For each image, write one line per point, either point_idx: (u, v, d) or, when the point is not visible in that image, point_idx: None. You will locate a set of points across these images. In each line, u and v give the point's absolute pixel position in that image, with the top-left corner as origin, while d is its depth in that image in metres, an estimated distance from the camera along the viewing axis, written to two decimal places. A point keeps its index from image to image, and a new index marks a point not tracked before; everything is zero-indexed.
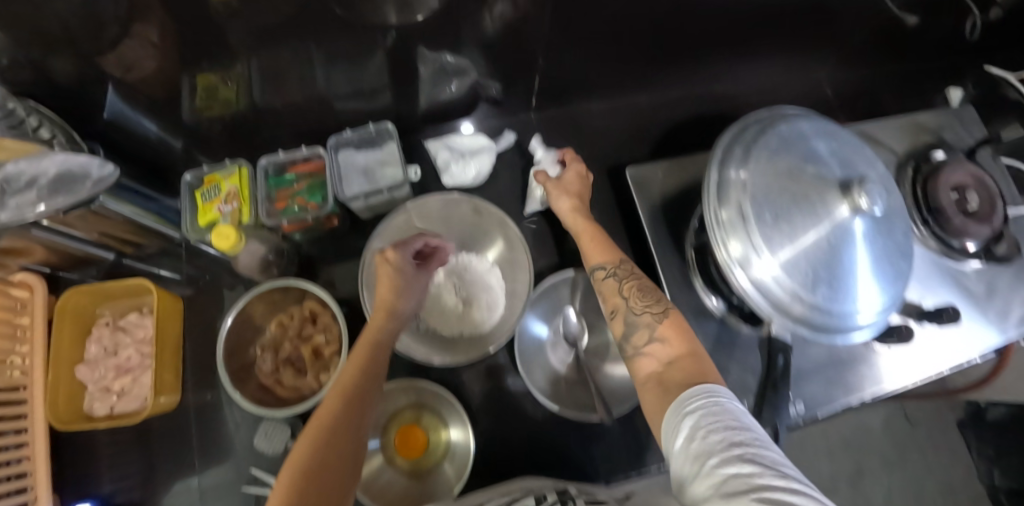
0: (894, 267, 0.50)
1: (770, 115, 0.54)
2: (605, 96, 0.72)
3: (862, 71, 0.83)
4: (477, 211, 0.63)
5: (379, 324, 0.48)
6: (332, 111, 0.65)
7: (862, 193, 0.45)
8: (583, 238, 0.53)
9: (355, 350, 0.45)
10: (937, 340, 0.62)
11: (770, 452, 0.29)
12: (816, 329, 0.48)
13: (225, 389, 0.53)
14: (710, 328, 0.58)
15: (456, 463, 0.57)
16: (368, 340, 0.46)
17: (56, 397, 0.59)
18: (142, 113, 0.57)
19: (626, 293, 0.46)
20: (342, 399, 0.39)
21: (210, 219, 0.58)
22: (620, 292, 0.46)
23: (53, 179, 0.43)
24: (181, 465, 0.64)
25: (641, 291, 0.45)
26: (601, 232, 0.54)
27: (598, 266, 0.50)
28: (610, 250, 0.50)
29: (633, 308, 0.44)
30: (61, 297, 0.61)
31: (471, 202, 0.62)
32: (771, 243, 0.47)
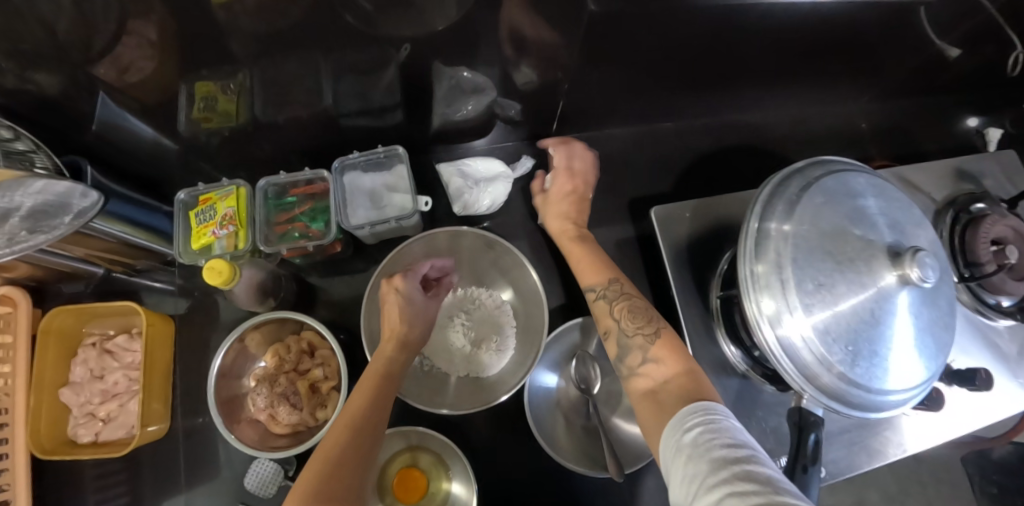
0: (938, 341, 0.46)
1: (816, 164, 0.50)
2: (630, 122, 0.68)
3: (900, 105, 0.79)
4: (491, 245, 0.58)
5: (387, 354, 0.45)
6: (338, 127, 0.60)
7: (914, 264, 0.42)
8: (573, 259, 0.50)
9: (363, 383, 0.43)
10: (966, 404, 0.59)
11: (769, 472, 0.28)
12: (849, 404, 0.44)
13: (221, 436, 0.50)
14: (731, 385, 0.54)
15: None
16: (376, 372, 0.44)
17: (39, 423, 0.56)
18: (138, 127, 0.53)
19: (616, 314, 0.44)
20: (346, 439, 0.38)
21: (204, 243, 0.54)
22: (611, 313, 0.44)
23: (27, 213, 0.38)
24: (167, 498, 0.61)
25: (632, 314, 0.43)
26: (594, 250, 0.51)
27: (590, 287, 0.47)
28: (603, 269, 0.47)
29: (627, 333, 0.42)
30: (46, 316, 0.57)
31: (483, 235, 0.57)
32: (809, 307, 0.44)
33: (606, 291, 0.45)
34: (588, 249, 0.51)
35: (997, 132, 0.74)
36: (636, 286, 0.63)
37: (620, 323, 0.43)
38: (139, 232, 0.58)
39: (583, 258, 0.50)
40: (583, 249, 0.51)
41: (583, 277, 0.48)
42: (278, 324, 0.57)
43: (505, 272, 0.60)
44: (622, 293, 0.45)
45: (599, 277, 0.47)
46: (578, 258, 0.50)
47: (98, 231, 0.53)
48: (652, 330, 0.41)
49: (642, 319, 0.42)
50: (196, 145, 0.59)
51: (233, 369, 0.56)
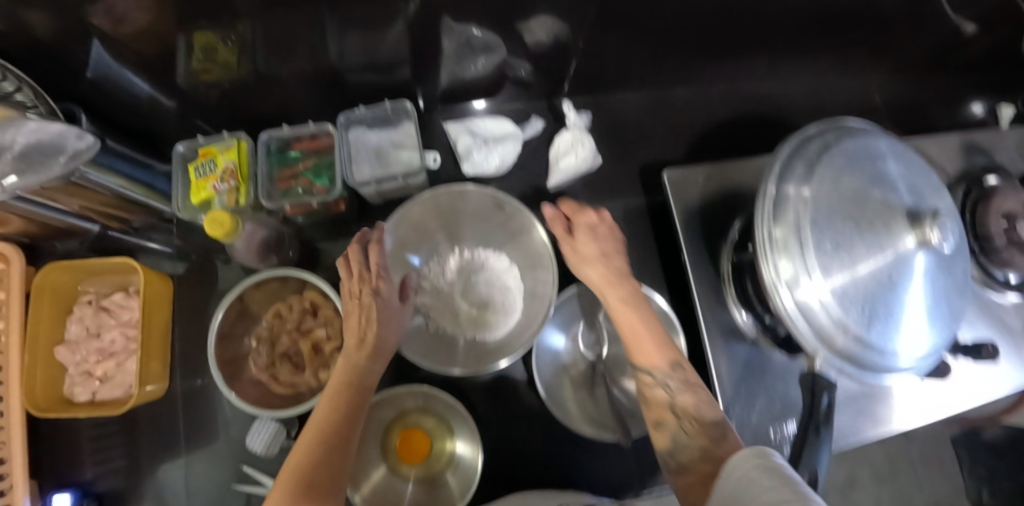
0: (952, 308, 0.46)
1: (837, 127, 0.49)
2: (643, 85, 0.66)
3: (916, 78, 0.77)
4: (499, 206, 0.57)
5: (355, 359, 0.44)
6: (343, 83, 0.58)
7: (934, 226, 0.41)
8: (628, 336, 0.46)
9: (331, 391, 0.42)
10: (969, 377, 0.58)
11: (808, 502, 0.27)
12: (862, 366, 0.44)
13: (221, 391, 0.49)
14: (741, 351, 0.53)
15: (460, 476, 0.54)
16: (343, 378, 0.43)
17: (33, 381, 0.54)
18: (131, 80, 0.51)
19: (676, 409, 0.42)
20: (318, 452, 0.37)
21: (204, 198, 0.52)
22: (671, 407, 0.42)
23: (20, 152, 0.37)
24: (167, 458, 0.60)
25: (699, 419, 0.40)
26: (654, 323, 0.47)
27: (645, 369, 0.45)
28: (662, 352, 0.44)
29: (686, 432, 0.40)
30: (39, 272, 0.56)
31: (492, 194, 0.56)
32: (827, 270, 0.43)
33: (666, 378, 0.43)
34: (640, 317, 0.47)
35: (1010, 111, 0.71)
36: (645, 251, 0.62)
37: (679, 421, 0.41)
38: (136, 187, 0.56)
39: (635, 331, 0.46)
40: (631, 311, 0.47)
41: (635, 354, 0.46)
42: (280, 284, 0.56)
43: (514, 235, 0.59)
44: (687, 386, 0.43)
45: (653, 362, 0.44)
46: (636, 332, 0.46)
47: (95, 185, 0.51)
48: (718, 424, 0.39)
49: (707, 413, 0.40)
50: (194, 99, 0.56)
51: (234, 327, 0.55)
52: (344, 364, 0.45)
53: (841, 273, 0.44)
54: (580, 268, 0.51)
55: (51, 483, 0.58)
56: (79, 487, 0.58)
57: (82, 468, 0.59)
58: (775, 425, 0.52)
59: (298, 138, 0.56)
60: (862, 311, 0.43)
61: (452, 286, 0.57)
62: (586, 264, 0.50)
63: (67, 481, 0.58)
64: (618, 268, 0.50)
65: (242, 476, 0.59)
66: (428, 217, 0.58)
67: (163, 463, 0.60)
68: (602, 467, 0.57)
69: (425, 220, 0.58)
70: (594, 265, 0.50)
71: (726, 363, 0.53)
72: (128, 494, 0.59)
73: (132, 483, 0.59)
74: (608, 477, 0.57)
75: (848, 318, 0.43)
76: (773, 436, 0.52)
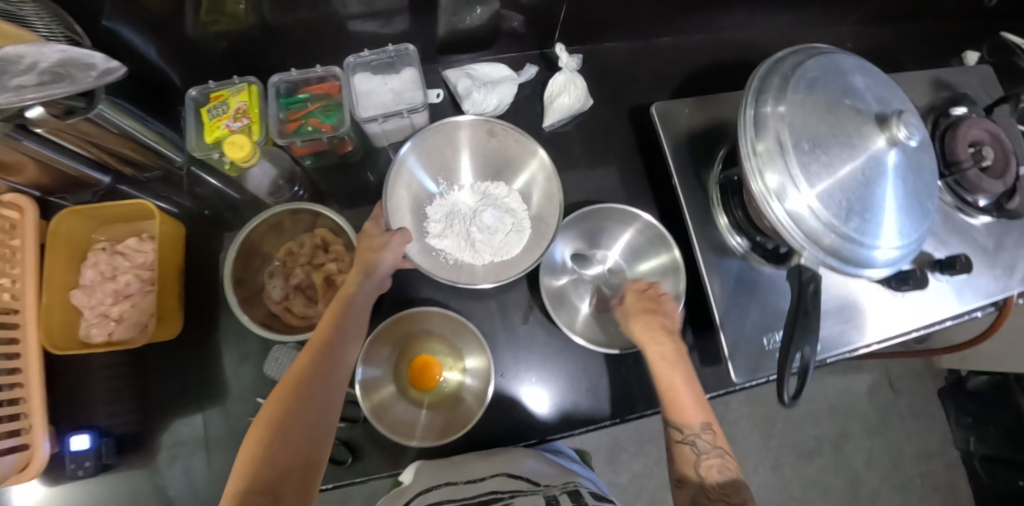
0: (922, 206, 0.50)
1: (809, 50, 0.53)
2: (629, 36, 0.70)
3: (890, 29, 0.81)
4: (491, 132, 0.61)
5: (342, 305, 0.47)
6: (344, 34, 0.61)
7: (901, 124, 0.46)
8: (679, 404, 0.45)
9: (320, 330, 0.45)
10: (947, 292, 0.62)
11: None
12: (846, 260, 0.48)
13: (231, 310, 0.52)
14: (732, 267, 0.58)
15: (475, 391, 0.58)
16: (333, 320, 0.46)
17: (50, 321, 0.57)
18: (139, 35, 0.53)
19: (702, 469, 0.41)
20: (301, 380, 0.40)
21: (217, 137, 0.54)
22: (696, 466, 0.41)
23: (53, 65, 0.39)
24: (182, 402, 0.61)
25: (721, 477, 0.40)
26: (701, 396, 0.46)
27: (675, 425, 0.44)
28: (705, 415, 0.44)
29: (708, 495, 0.39)
30: (53, 218, 0.57)
31: (487, 123, 0.59)
32: (808, 174, 0.47)
33: (695, 437, 0.43)
34: (678, 377, 0.47)
35: (973, 54, 0.76)
36: (638, 189, 0.66)
37: (703, 480, 0.41)
38: (149, 133, 0.58)
39: (675, 390, 0.46)
40: (676, 369, 0.47)
41: (671, 408, 0.45)
42: (292, 221, 0.58)
43: (508, 159, 0.64)
44: (714, 448, 0.42)
45: (689, 418, 0.44)
46: (677, 390, 0.46)
47: (112, 126, 0.53)
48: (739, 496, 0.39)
49: (731, 483, 0.40)
50: (201, 50, 0.59)
51: (249, 262, 0.57)
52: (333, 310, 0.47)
53: (822, 178, 0.47)
54: (626, 324, 0.52)
55: (65, 424, 0.59)
56: (95, 431, 0.58)
57: (95, 413, 0.59)
58: (766, 333, 0.56)
59: (305, 82, 0.59)
60: (843, 209, 0.47)
61: (462, 215, 0.62)
62: (633, 315, 0.52)
63: (82, 424, 0.59)
64: (662, 323, 0.51)
65: (260, 410, 0.61)
66: (429, 154, 0.62)
67: (179, 405, 0.61)
68: (606, 386, 0.61)
69: (428, 157, 0.62)
70: (641, 317, 0.52)
71: (720, 279, 0.57)
72: (144, 438, 0.60)
73: (148, 425, 0.60)
74: (612, 397, 0.60)
75: (831, 216, 0.47)
76: (768, 342, 0.56)
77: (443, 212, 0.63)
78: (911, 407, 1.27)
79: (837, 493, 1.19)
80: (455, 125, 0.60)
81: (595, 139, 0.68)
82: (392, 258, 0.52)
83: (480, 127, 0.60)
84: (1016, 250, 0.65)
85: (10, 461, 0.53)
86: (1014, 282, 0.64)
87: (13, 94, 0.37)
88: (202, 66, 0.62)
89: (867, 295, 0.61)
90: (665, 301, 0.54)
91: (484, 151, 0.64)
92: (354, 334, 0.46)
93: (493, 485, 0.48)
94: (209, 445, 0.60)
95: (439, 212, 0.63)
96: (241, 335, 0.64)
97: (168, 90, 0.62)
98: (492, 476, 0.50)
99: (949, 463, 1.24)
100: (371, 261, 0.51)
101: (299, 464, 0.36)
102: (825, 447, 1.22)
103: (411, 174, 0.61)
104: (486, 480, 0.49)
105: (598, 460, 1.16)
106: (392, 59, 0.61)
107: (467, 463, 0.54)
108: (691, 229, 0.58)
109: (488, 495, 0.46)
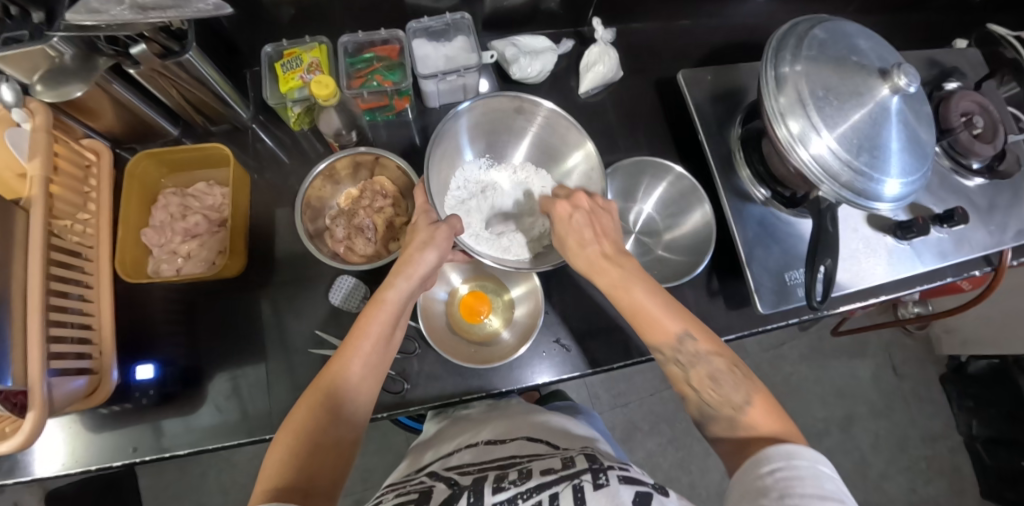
0: (921, 149, 0.57)
1: (817, 18, 0.60)
2: (654, 17, 0.77)
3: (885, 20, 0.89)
4: (519, 110, 0.66)
5: (369, 318, 0.49)
6: (401, 6, 0.67)
7: (901, 74, 0.53)
8: (639, 321, 0.48)
9: (345, 343, 0.48)
10: (946, 243, 0.69)
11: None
12: (858, 192, 0.54)
13: (302, 239, 0.57)
14: (754, 212, 0.64)
15: (524, 309, 0.66)
16: (360, 333, 0.48)
17: (124, 253, 0.61)
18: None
19: (694, 384, 0.47)
20: (321, 402, 0.45)
21: (292, 86, 0.61)
22: (689, 381, 0.47)
23: None
24: (236, 342, 0.64)
25: (715, 383, 0.46)
26: (654, 305, 0.48)
27: (657, 348, 0.48)
28: (666, 331, 0.47)
29: (711, 403, 0.46)
30: (131, 160, 0.62)
31: (518, 100, 0.64)
32: (827, 121, 0.53)
33: (678, 354, 0.47)
34: (638, 298, 0.48)
35: (963, 41, 0.84)
36: (665, 151, 0.73)
37: (700, 392, 0.46)
38: (224, 86, 0.63)
39: (642, 310, 0.48)
40: (632, 294, 0.49)
41: (648, 335, 0.48)
42: (354, 171, 0.66)
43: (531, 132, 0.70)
44: (699, 357, 0.46)
45: (669, 334, 0.47)
46: (643, 312, 0.48)
47: (195, 74, 0.58)
48: (740, 400, 0.44)
49: (727, 387, 0.45)
50: (270, 15, 0.64)
51: (317, 205, 0.64)
52: (363, 319, 0.50)
53: (838, 123, 0.53)
54: (569, 255, 0.53)
55: (130, 357, 0.62)
56: (158, 360, 0.62)
57: (157, 346, 0.63)
58: (789, 270, 0.62)
59: (371, 44, 0.66)
60: (857, 150, 0.53)
61: (485, 195, 0.69)
62: (571, 251, 0.52)
63: (145, 356, 0.62)
64: (602, 251, 0.51)
65: (317, 343, 0.65)
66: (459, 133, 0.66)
67: (234, 343, 0.64)
68: (639, 323, 0.67)
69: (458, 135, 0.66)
70: (580, 250, 0.52)
71: (743, 223, 0.64)
72: (198, 375, 0.63)
73: (206, 359, 0.63)
74: (643, 335, 0.67)
75: (848, 156, 0.53)
76: (790, 278, 0.62)
77: (468, 195, 0.68)
78: (913, 390, 1.31)
79: (846, 475, 1.22)
80: (488, 104, 0.64)
81: (624, 107, 0.74)
82: (436, 256, 0.53)
83: (511, 103, 0.64)
84: (1008, 210, 0.72)
85: (81, 385, 0.55)
86: (1007, 237, 0.71)
87: (140, 11, 0.44)
88: (268, 32, 0.68)
89: (874, 243, 0.68)
90: (598, 221, 0.53)
91: (507, 122, 0.69)
92: (381, 347, 0.49)
93: (513, 448, 0.53)
94: (264, 379, 0.63)
95: (465, 194, 0.68)
96: (296, 276, 0.67)
97: (236, 53, 0.68)
98: (512, 440, 0.55)
99: (954, 447, 1.27)
100: (412, 261, 0.52)
101: (319, 477, 0.42)
102: (832, 430, 1.25)
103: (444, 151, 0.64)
104: (507, 444, 0.55)
105: (613, 438, 1.19)
106: (447, 27, 0.68)
107: (487, 426, 0.61)
108: (717, 179, 0.65)
109: (508, 458, 0.50)
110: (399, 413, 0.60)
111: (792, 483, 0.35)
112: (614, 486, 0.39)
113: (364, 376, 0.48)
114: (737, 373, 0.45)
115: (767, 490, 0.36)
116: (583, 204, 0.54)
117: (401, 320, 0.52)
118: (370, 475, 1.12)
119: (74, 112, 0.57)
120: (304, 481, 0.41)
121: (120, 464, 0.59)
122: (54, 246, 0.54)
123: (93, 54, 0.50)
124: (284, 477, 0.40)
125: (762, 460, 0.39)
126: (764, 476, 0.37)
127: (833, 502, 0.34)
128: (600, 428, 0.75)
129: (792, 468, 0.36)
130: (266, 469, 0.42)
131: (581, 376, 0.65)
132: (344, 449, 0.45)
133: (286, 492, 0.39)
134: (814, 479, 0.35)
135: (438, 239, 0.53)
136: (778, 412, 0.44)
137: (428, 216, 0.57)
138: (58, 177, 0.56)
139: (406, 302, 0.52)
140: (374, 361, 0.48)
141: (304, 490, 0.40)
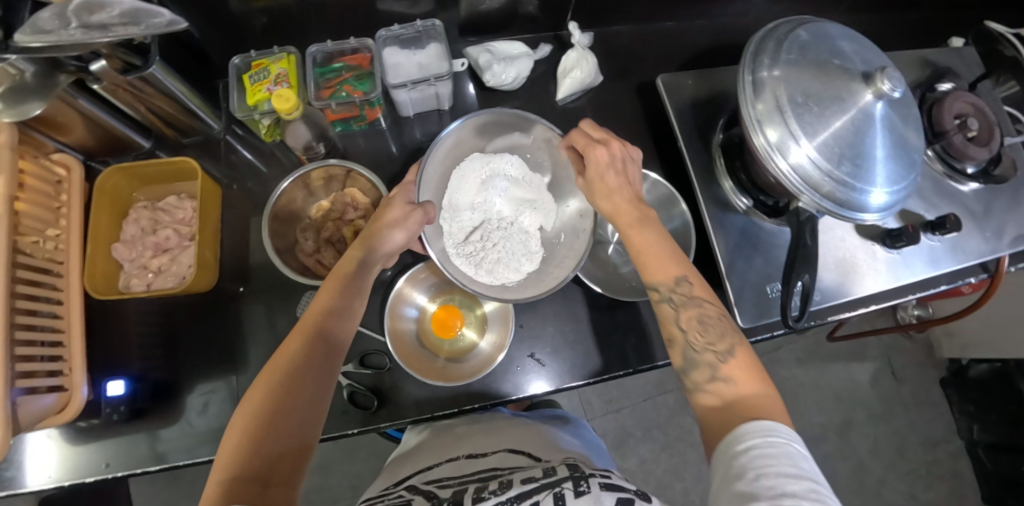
0: (907, 154, 0.54)
1: (799, 19, 0.58)
2: (635, 19, 0.75)
3: (884, 15, 0.86)
4: (545, 140, 0.65)
5: (327, 295, 0.49)
6: (374, 12, 0.66)
7: (884, 79, 0.50)
8: (643, 252, 0.48)
9: (303, 320, 0.47)
10: (937, 250, 0.66)
11: (823, 490, 0.32)
12: (840, 203, 0.52)
13: (269, 255, 0.57)
14: (736, 222, 0.62)
15: (494, 328, 0.65)
16: (318, 309, 0.48)
17: (94, 268, 0.60)
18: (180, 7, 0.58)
19: (682, 324, 0.45)
20: (278, 379, 0.42)
21: (259, 99, 0.60)
22: (677, 322, 0.46)
23: (123, 12, 0.46)
24: (206, 356, 0.64)
25: (700, 326, 0.45)
26: (659, 240, 0.48)
27: (655, 285, 0.47)
28: (671, 267, 0.47)
29: (695, 347, 0.44)
30: (101, 175, 0.62)
31: (546, 131, 0.63)
32: (806, 131, 0.51)
33: (673, 293, 0.46)
34: (649, 237, 0.48)
35: (958, 38, 0.81)
36: (646, 157, 0.71)
37: (687, 334, 0.45)
38: (191, 97, 0.62)
39: (650, 250, 0.48)
40: (643, 234, 0.49)
41: (650, 273, 0.48)
42: (326, 184, 0.65)
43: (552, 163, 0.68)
44: (691, 300, 0.46)
45: (667, 275, 0.47)
46: (653, 252, 0.48)
47: (161, 87, 0.58)
48: (724, 347, 0.43)
49: (712, 332, 0.44)
50: (241, 24, 0.64)
51: (287, 217, 0.63)
52: (322, 297, 0.49)
53: (819, 133, 0.51)
54: (592, 202, 0.53)
55: (100, 374, 0.62)
56: (128, 376, 0.61)
57: (127, 362, 0.62)
58: (768, 282, 0.60)
59: (340, 53, 0.65)
60: (838, 156, 0.51)
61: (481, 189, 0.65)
62: (596, 197, 0.52)
63: (114, 372, 0.61)
64: (630, 198, 0.51)
65: None
66: (483, 133, 0.66)
67: (205, 357, 0.64)
68: (616, 335, 0.66)
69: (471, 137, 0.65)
70: (606, 197, 0.52)
71: (722, 231, 0.62)
72: (168, 387, 0.62)
73: (176, 374, 0.63)
74: (624, 351, 0.65)
75: (829, 165, 0.51)
76: (770, 291, 0.60)
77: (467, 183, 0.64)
78: (914, 395, 1.28)
79: (843, 480, 1.20)
80: (515, 119, 0.64)
81: (605, 113, 0.73)
82: (403, 237, 0.54)
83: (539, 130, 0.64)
84: (1005, 215, 0.69)
85: (51, 401, 0.54)
86: (1003, 243, 0.68)
87: (88, 30, 0.43)
88: (241, 40, 0.67)
89: (861, 251, 0.65)
90: (625, 168, 0.53)
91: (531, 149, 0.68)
92: (338, 323, 0.48)
93: (493, 460, 0.52)
94: (234, 394, 0.62)
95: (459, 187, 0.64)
96: (268, 290, 0.66)
97: (208, 63, 0.67)
98: (493, 453, 0.54)
99: (955, 452, 1.24)
100: (376, 238, 0.53)
101: (281, 461, 0.39)
102: (830, 435, 1.23)
103: (457, 141, 0.63)
104: (488, 455, 0.53)
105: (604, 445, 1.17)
106: (419, 34, 0.66)
107: (469, 441, 0.59)
108: (696, 187, 0.63)
109: (490, 470, 0.49)
110: (370, 430, 0.60)
111: (766, 463, 0.34)
112: (596, 493, 0.38)
113: (329, 352, 0.46)
114: (724, 322, 0.45)
115: (742, 472, 0.34)
116: (616, 151, 0.53)
117: (361, 294, 0.51)
118: (359, 482, 1.12)
119: (43, 127, 0.56)
120: (263, 469, 0.38)
121: (92, 480, 0.59)
122: (21, 263, 0.53)
123: (54, 70, 0.48)
124: (242, 464, 0.37)
125: (737, 436, 0.36)
126: (740, 455, 0.35)
127: (808, 483, 0.32)
128: (589, 438, 0.72)
129: (766, 446, 0.34)
130: (222, 459, 0.38)
131: (558, 391, 0.64)
132: (309, 430, 0.42)
133: (241, 481, 0.36)
134: (789, 458, 0.34)
135: (410, 220, 0.54)
136: (758, 383, 0.42)
137: (406, 192, 0.58)
138: (24, 193, 0.55)
139: (367, 279, 0.52)
140: (337, 337, 0.47)
141: (263, 478, 0.38)
